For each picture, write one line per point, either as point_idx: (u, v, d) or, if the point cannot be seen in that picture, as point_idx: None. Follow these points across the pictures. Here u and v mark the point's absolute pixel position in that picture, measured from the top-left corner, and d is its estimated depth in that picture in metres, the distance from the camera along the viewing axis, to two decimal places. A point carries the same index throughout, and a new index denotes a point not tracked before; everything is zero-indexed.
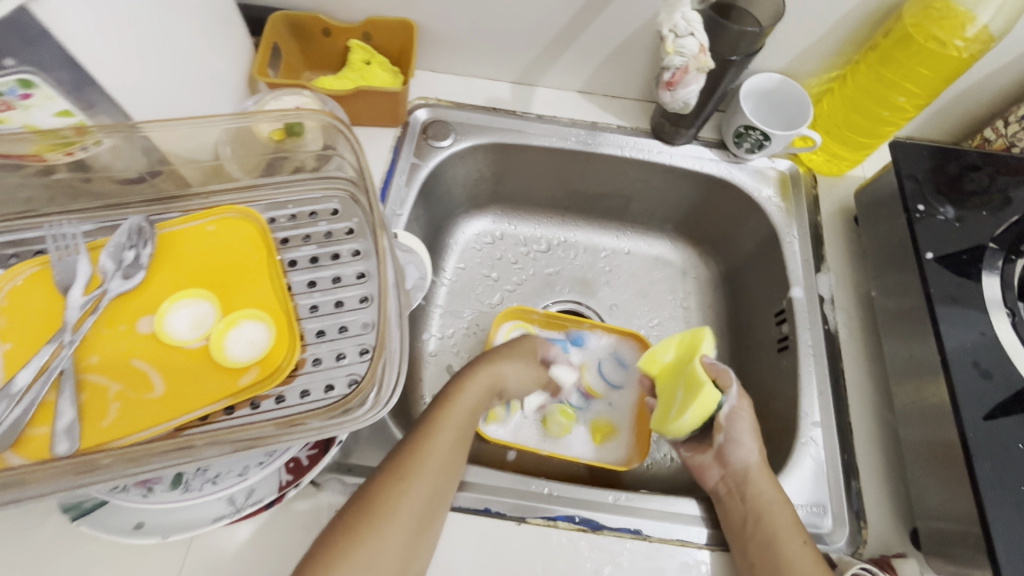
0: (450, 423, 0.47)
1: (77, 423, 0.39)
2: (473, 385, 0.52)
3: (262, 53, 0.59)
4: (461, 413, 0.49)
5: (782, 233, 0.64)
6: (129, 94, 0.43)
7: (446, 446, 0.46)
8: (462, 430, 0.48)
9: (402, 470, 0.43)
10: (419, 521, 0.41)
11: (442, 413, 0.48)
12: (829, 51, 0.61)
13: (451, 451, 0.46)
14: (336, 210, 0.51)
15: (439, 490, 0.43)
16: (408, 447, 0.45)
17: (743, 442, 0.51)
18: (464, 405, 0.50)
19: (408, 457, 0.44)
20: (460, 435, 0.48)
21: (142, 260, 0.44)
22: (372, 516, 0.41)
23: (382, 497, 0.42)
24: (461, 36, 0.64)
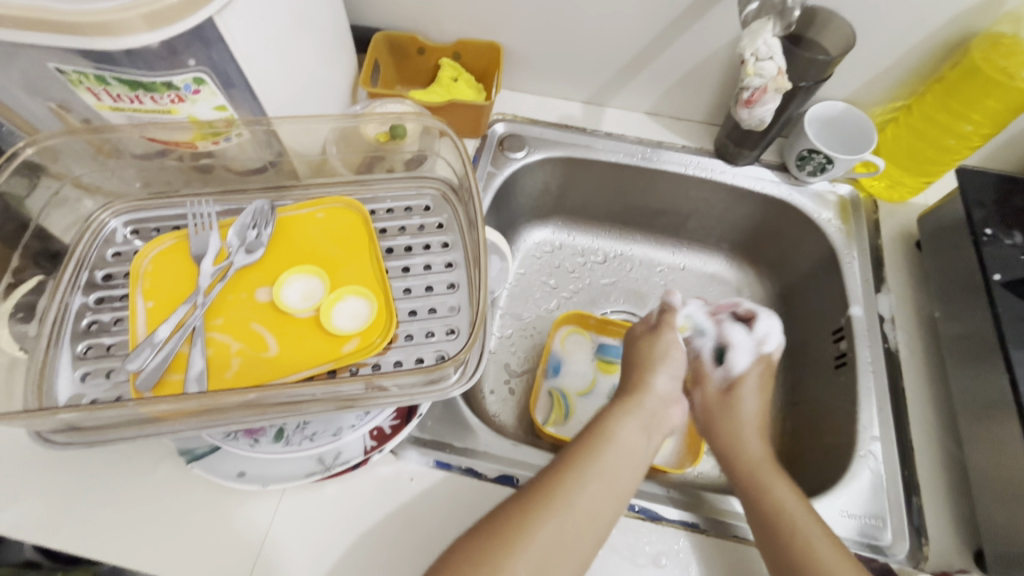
0: (610, 461, 0.48)
1: (205, 373, 0.44)
2: (633, 419, 0.53)
3: (366, 67, 0.66)
4: (625, 444, 0.50)
5: (842, 255, 0.66)
6: (268, 94, 0.50)
7: (603, 476, 0.46)
8: (626, 461, 0.49)
9: (552, 491, 0.44)
10: (570, 542, 0.42)
11: (601, 444, 0.49)
12: (893, 82, 0.64)
13: (611, 479, 0.47)
14: (428, 206, 0.57)
15: (594, 518, 0.44)
16: (558, 471, 0.46)
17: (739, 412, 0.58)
18: (627, 437, 0.51)
19: (557, 479, 0.45)
20: (623, 464, 0.48)
21: (262, 239, 0.50)
22: (516, 528, 0.42)
23: (531, 513, 0.43)
24: (542, 58, 0.70)
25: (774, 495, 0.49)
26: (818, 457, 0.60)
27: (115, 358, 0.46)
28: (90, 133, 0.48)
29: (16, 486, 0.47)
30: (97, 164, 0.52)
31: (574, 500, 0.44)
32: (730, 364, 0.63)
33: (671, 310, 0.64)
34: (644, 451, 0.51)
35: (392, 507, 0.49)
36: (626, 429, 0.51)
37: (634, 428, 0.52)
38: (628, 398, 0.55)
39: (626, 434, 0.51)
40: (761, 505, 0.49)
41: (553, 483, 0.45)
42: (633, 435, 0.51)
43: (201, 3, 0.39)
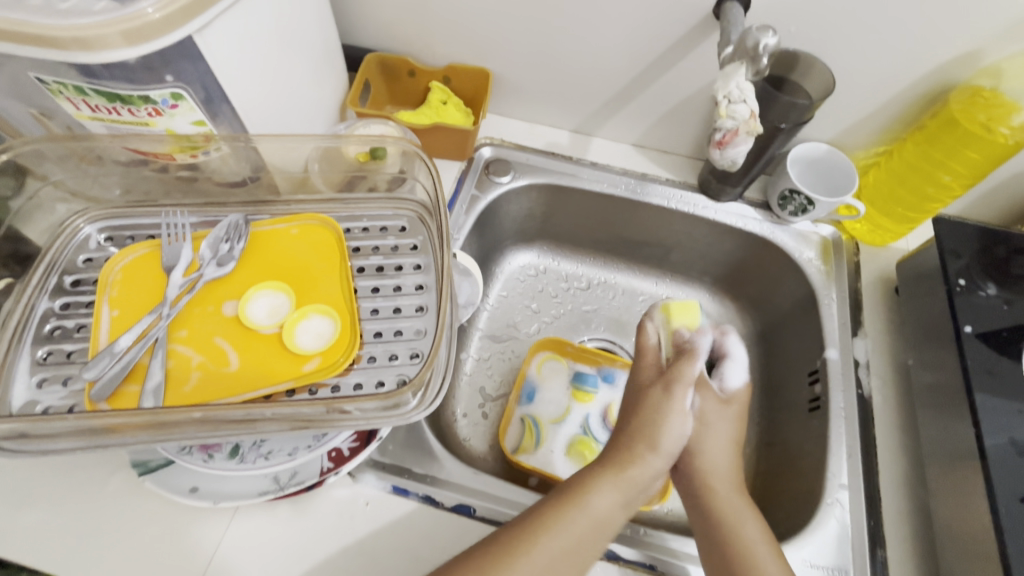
0: (575, 532, 0.44)
1: (162, 386, 0.44)
2: (613, 487, 0.48)
3: (356, 87, 0.67)
4: (602, 513, 0.46)
5: (820, 296, 0.66)
6: (250, 110, 0.51)
7: (569, 542, 0.44)
8: (599, 529, 0.45)
9: (514, 550, 0.42)
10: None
11: (575, 508, 0.45)
12: (877, 127, 0.64)
13: (576, 544, 0.44)
14: (404, 227, 0.57)
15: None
16: (522, 535, 0.43)
17: (702, 441, 0.54)
18: (606, 501, 0.47)
19: (522, 546, 0.43)
20: (594, 532, 0.45)
21: (234, 252, 0.51)
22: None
23: (487, 573, 0.41)
24: (531, 86, 0.71)
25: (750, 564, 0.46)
26: (786, 501, 0.59)
27: (74, 365, 0.45)
28: (71, 140, 0.49)
29: None
30: (78, 171, 0.53)
31: (534, 569, 0.42)
32: (723, 378, 0.59)
33: (693, 357, 0.55)
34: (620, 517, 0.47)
35: (344, 532, 0.48)
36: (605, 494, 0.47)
37: (616, 492, 0.47)
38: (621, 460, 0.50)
39: (608, 499, 0.47)
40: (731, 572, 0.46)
41: (515, 546, 0.42)
42: (613, 501, 0.47)
43: (178, 23, 0.40)
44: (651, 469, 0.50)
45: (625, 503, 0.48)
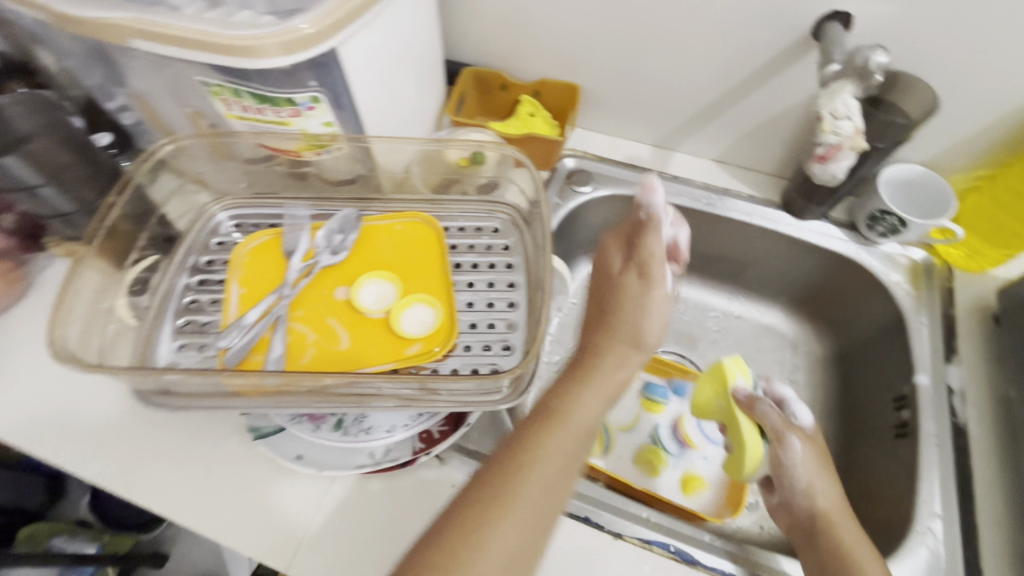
0: (562, 448, 0.42)
1: (284, 357, 0.49)
2: (591, 397, 0.46)
3: (453, 98, 0.72)
4: (580, 422, 0.44)
5: (910, 319, 0.64)
6: (370, 115, 0.56)
7: (558, 452, 0.42)
8: (579, 438, 0.44)
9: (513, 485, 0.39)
10: (533, 530, 0.38)
11: (551, 422, 0.43)
12: (977, 149, 0.63)
13: (562, 458, 0.42)
14: (497, 229, 0.60)
15: (547, 521, 0.39)
16: (508, 456, 0.41)
17: (800, 487, 0.50)
18: (581, 411, 0.45)
19: (512, 465, 0.41)
20: (578, 441, 0.44)
21: (346, 243, 0.55)
22: (459, 541, 0.36)
23: (489, 513, 0.38)
24: (617, 101, 0.74)
25: None
26: (869, 527, 0.57)
27: (208, 335, 0.51)
28: (215, 136, 0.55)
29: (103, 440, 0.52)
30: (214, 164, 0.59)
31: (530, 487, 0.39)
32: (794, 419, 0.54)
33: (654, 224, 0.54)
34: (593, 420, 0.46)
35: (432, 510, 0.50)
36: (570, 402, 0.46)
37: (587, 398, 0.46)
38: (586, 367, 0.49)
39: (582, 406, 0.45)
40: None
41: (503, 483, 0.39)
42: (587, 408, 0.46)
43: (329, 35, 0.45)
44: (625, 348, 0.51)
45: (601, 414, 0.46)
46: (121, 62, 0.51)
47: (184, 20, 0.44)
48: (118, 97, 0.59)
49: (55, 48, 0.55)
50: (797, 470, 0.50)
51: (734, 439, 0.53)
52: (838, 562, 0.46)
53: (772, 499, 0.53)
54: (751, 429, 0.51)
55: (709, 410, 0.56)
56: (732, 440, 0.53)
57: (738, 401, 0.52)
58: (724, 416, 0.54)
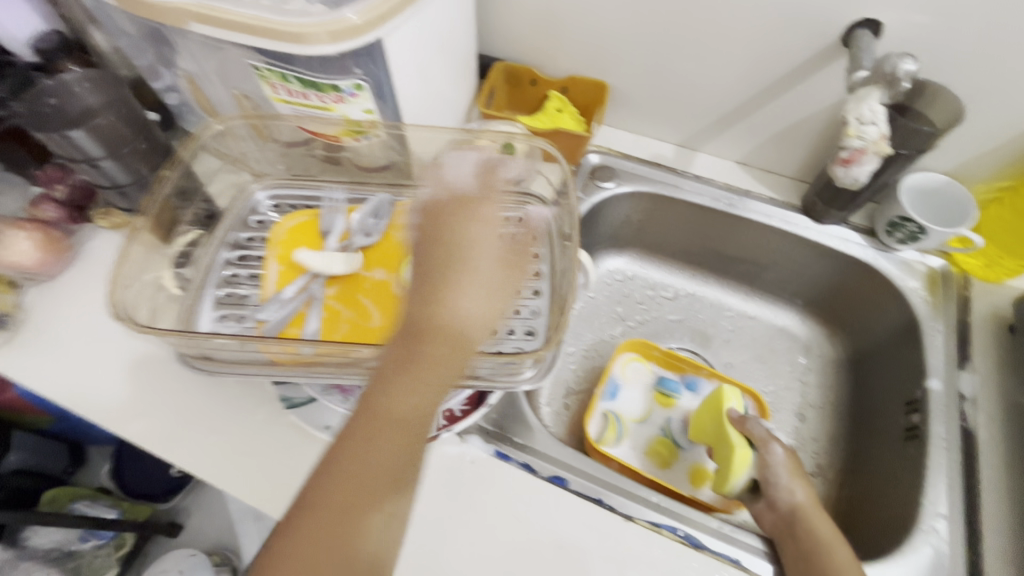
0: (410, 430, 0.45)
1: (319, 331, 0.51)
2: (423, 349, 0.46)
3: (484, 91, 0.74)
4: (382, 412, 0.43)
5: (925, 326, 0.65)
6: (407, 105, 0.58)
7: (386, 444, 0.43)
8: (385, 422, 0.43)
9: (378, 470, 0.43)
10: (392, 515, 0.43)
11: (380, 403, 0.44)
12: (1000, 161, 0.64)
13: (393, 440, 0.43)
14: (523, 219, 0.62)
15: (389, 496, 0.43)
16: (371, 428, 0.44)
17: (781, 484, 0.55)
18: (388, 403, 0.44)
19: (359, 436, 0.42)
20: (385, 425, 0.44)
21: (379, 227, 0.58)
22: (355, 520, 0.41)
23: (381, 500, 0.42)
24: (645, 100, 0.75)
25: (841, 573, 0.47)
26: (875, 526, 0.58)
27: (247, 307, 0.54)
28: (260, 119, 0.58)
29: (144, 402, 0.55)
30: (256, 145, 0.61)
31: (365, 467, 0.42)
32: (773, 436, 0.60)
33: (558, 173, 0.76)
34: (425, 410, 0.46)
35: (451, 484, 0.53)
36: (394, 398, 0.44)
37: (391, 390, 0.44)
38: (393, 356, 0.46)
39: (391, 399, 0.44)
40: None
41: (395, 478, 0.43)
42: (401, 400, 0.44)
43: (376, 26, 0.47)
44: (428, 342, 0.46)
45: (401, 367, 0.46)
46: (175, 44, 0.54)
47: (241, 5, 0.46)
48: (167, 78, 0.62)
49: (112, 29, 0.57)
50: (779, 471, 0.55)
51: (726, 450, 0.59)
52: (809, 546, 0.50)
53: (756, 504, 0.56)
54: (740, 438, 0.59)
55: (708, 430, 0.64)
56: (724, 451, 0.60)
57: (731, 418, 0.61)
58: (718, 432, 0.62)
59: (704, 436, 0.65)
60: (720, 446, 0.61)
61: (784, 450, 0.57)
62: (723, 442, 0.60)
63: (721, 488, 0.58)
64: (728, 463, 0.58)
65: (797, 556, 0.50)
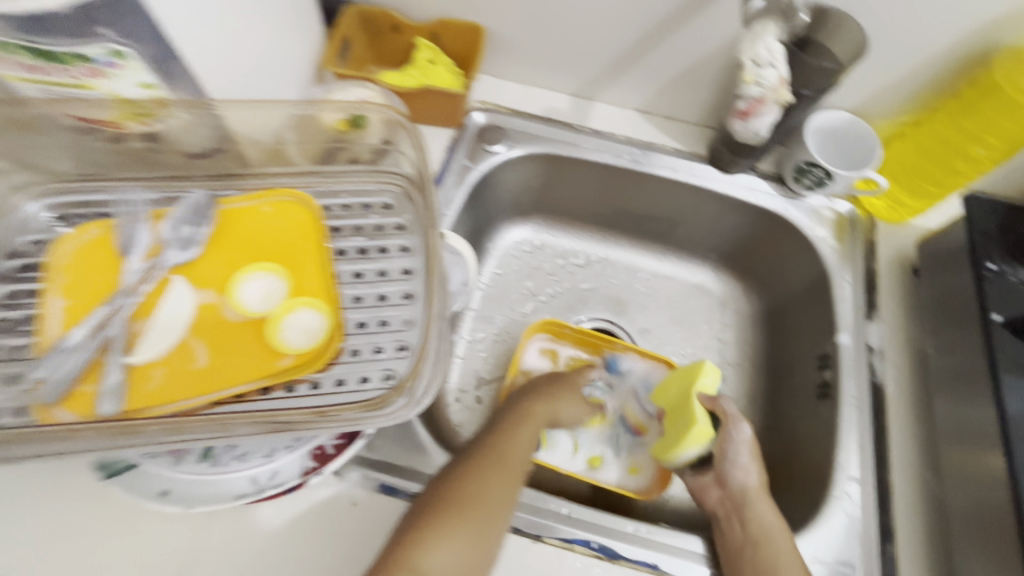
0: (506, 457, 0.47)
1: (123, 385, 0.39)
2: (541, 404, 0.55)
3: (333, 44, 0.60)
4: (513, 454, 0.48)
5: (834, 276, 0.62)
6: (209, 73, 0.45)
7: (512, 477, 0.46)
8: (522, 467, 0.47)
9: (475, 473, 0.45)
10: (487, 527, 0.42)
11: (504, 445, 0.48)
12: (903, 94, 0.59)
13: (515, 462, 0.47)
14: (388, 205, 0.51)
15: (486, 511, 0.42)
16: (486, 458, 0.46)
17: (740, 462, 0.52)
18: (521, 448, 0.49)
19: (482, 465, 0.45)
20: (511, 464, 0.47)
21: (198, 236, 0.45)
22: (447, 507, 0.42)
23: (456, 491, 0.43)
24: (529, 45, 0.65)
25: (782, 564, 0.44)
26: (792, 491, 0.56)
27: (20, 363, 0.40)
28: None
29: None
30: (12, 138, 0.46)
31: (492, 488, 0.44)
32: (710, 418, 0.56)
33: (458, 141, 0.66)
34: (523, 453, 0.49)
35: (329, 534, 0.45)
36: (514, 442, 0.49)
37: (516, 439, 0.49)
38: (512, 424, 0.51)
39: (518, 439, 0.50)
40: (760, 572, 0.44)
41: (471, 474, 0.44)
42: (517, 445, 0.49)
43: None
44: (547, 410, 0.55)
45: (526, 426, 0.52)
46: None
47: None
48: None
49: None
50: (740, 449, 0.52)
51: (684, 423, 0.55)
52: (754, 532, 0.47)
53: (703, 478, 0.54)
54: (703, 416, 0.53)
55: (670, 396, 0.58)
56: (681, 424, 0.55)
57: (699, 395, 0.54)
58: (680, 403, 0.56)
59: (663, 401, 0.60)
60: (678, 418, 0.56)
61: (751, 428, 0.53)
62: (683, 415, 0.55)
63: (667, 456, 0.55)
64: (682, 435, 0.54)
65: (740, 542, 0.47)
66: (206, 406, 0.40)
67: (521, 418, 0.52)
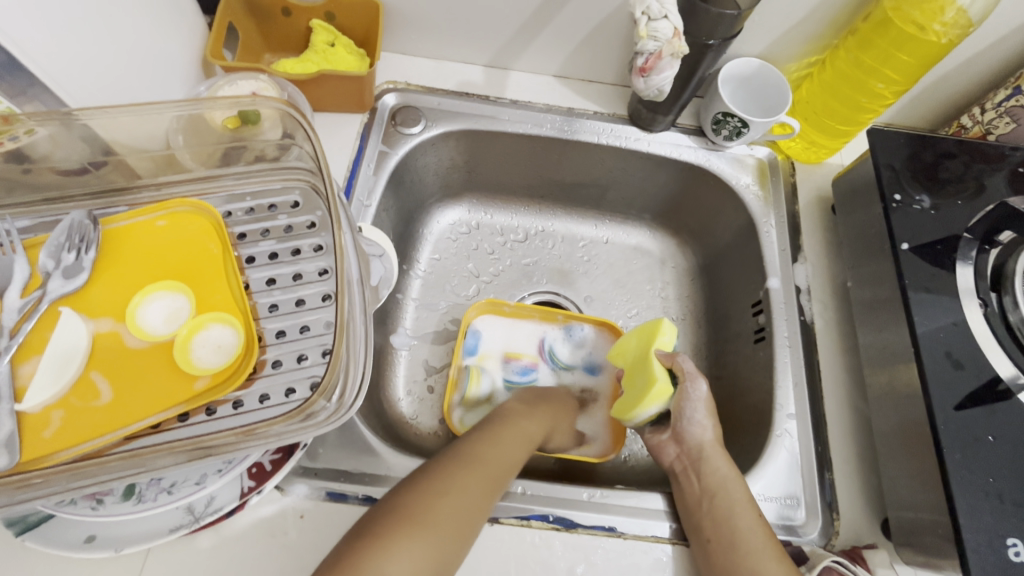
0: (483, 468, 0.44)
1: (16, 435, 0.36)
2: (533, 423, 0.53)
3: (216, 33, 0.55)
4: (492, 458, 0.45)
5: (760, 222, 0.63)
6: (62, 79, 0.40)
7: (484, 482, 0.43)
8: (499, 472, 0.45)
9: (448, 480, 0.41)
10: (450, 539, 0.38)
11: (482, 449, 0.46)
12: (805, 37, 0.60)
13: (491, 474, 0.44)
14: (297, 202, 0.48)
15: (453, 522, 0.39)
16: (461, 467, 0.43)
17: (696, 419, 0.52)
18: (501, 451, 0.47)
19: (450, 471, 0.42)
20: (490, 471, 0.44)
21: (84, 264, 0.42)
22: (413, 513, 0.38)
23: (426, 496, 0.39)
24: (431, 17, 0.62)
25: (736, 512, 0.46)
26: (738, 435, 0.59)
27: None
28: None
29: None
30: None
31: (463, 497, 0.41)
32: None
33: (371, 125, 0.63)
34: (510, 467, 0.46)
35: (279, 551, 0.43)
36: (496, 446, 0.47)
37: (500, 442, 0.48)
38: (493, 430, 0.50)
39: (501, 443, 0.48)
40: (718, 522, 0.46)
41: (444, 479, 0.41)
42: (500, 453, 0.47)
43: None
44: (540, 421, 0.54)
45: (514, 439, 0.49)
46: None
47: None
48: None
49: None
50: (697, 406, 0.52)
51: (643, 380, 0.54)
52: (711, 485, 0.48)
53: (660, 436, 0.54)
54: (662, 372, 0.53)
55: (628, 355, 0.58)
56: (640, 381, 0.54)
57: (658, 351, 0.54)
58: (639, 361, 0.55)
59: (620, 360, 0.59)
60: (636, 376, 0.56)
61: (707, 385, 0.53)
62: (642, 371, 0.55)
63: (625, 416, 0.54)
64: (643, 393, 0.53)
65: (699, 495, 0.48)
66: (117, 444, 0.37)
67: (506, 426, 0.51)
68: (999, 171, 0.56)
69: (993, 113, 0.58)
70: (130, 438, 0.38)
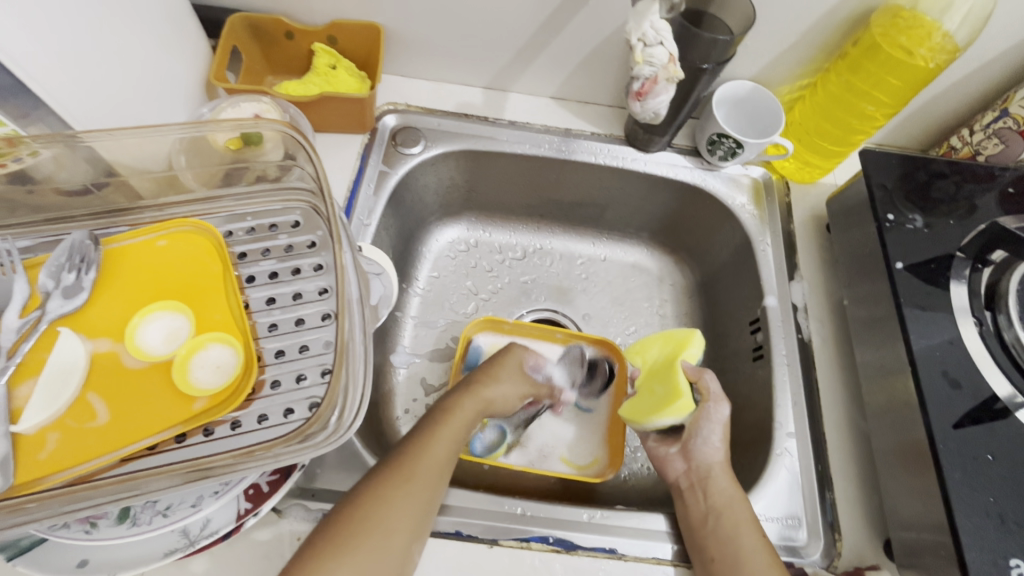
0: (419, 471, 0.44)
1: (10, 456, 0.35)
2: (466, 402, 0.52)
3: (219, 57, 0.56)
4: (428, 459, 0.45)
5: (755, 241, 0.64)
6: (68, 102, 0.41)
7: (418, 498, 0.42)
8: (436, 472, 0.45)
9: (382, 490, 0.42)
10: (383, 548, 0.39)
11: (414, 458, 0.44)
12: (797, 60, 0.61)
13: (428, 477, 0.44)
14: (298, 222, 0.49)
15: (386, 531, 0.40)
16: (397, 471, 0.43)
17: (710, 440, 0.52)
18: (436, 453, 0.46)
19: (382, 488, 0.42)
20: (425, 473, 0.44)
21: (84, 284, 0.42)
22: (345, 529, 0.39)
23: (359, 509, 0.41)
24: (431, 41, 0.63)
25: (739, 532, 0.45)
26: (738, 453, 0.58)
27: None
28: None
29: None
30: None
31: (394, 506, 0.41)
32: None
33: (372, 145, 0.64)
34: (447, 462, 0.46)
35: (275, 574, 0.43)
36: (432, 443, 0.46)
37: (435, 438, 0.47)
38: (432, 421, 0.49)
39: (436, 439, 0.47)
40: (722, 541, 0.45)
41: (379, 488, 0.42)
42: (437, 450, 0.46)
43: None
44: (474, 404, 0.52)
45: (447, 428, 0.48)
46: None
47: None
48: None
49: None
50: (715, 428, 0.52)
51: (664, 389, 0.53)
52: (718, 505, 0.47)
53: (668, 450, 0.54)
54: (686, 384, 0.52)
55: (649, 361, 0.57)
56: (660, 390, 0.54)
57: (684, 363, 0.54)
58: (662, 369, 0.55)
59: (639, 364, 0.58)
60: (655, 384, 0.55)
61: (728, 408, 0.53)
62: (664, 380, 0.54)
63: (638, 420, 0.53)
64: (663, 402, 0.52)
65: (703, 513, 0.48)
66: (112, 466, 0.37)
67: (442, 416, 0.49)
68: (990, 191, 0.57)
69: (982, 135, 0.59)
70: (126, 459, 0.37)
